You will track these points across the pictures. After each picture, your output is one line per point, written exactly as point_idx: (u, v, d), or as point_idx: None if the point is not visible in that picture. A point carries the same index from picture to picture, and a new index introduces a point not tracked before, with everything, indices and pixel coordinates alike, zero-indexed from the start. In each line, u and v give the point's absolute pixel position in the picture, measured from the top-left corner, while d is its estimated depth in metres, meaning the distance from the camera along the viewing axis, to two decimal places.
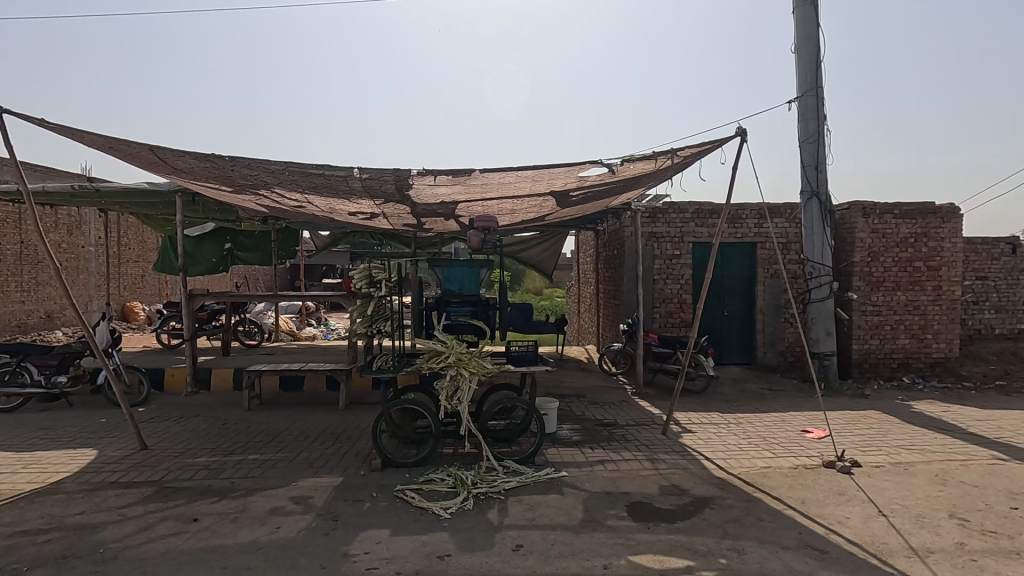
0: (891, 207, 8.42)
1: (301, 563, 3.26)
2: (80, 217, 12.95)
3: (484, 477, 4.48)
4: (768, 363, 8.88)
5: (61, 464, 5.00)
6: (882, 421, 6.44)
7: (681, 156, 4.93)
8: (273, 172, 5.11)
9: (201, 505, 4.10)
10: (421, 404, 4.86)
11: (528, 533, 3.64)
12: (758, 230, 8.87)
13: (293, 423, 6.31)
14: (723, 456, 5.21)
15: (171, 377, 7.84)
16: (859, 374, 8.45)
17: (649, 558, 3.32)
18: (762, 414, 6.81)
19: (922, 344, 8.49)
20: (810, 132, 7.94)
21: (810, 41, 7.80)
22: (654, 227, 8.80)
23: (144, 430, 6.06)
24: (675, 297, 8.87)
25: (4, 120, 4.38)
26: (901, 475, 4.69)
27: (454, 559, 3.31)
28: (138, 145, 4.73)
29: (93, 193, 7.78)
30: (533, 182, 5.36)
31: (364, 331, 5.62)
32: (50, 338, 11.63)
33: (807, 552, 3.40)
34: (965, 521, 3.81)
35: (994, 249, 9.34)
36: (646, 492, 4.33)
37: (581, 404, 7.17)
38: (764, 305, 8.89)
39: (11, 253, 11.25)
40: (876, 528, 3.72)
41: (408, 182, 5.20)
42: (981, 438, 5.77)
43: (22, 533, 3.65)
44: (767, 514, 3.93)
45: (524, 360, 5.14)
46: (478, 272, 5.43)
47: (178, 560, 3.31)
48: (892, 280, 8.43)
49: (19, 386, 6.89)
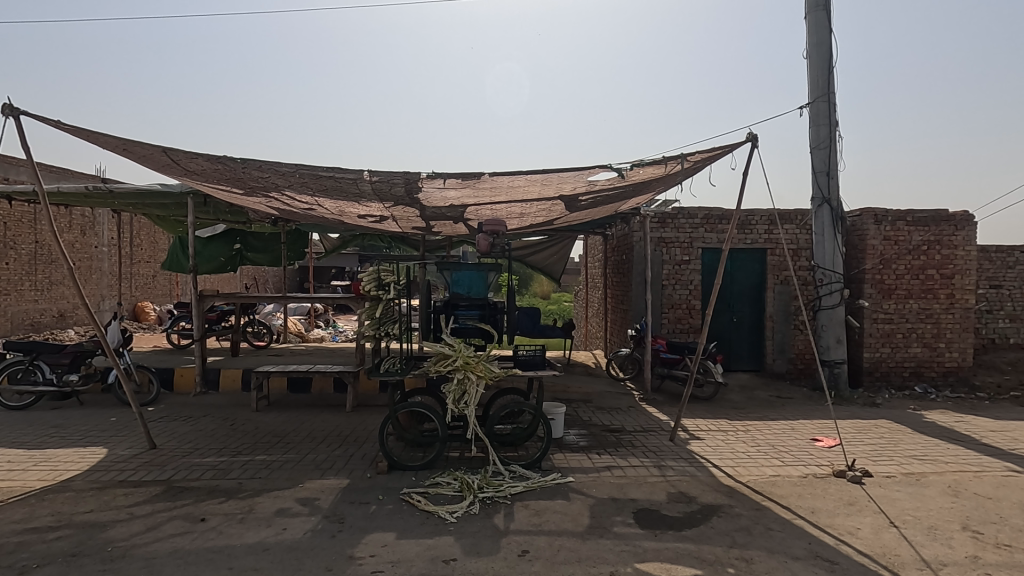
0: (903, 215, 8.34)
1: (307, 565, 3.26)
2: (94, 217, 13.09)
3: (490, 481, 4.47)
4: (778, 370, 8.80)
5: (71, 463, 5.03)
6: (894, 430, 6.36)
7: (691, 161, 4.89)
8: (284, 174, 5.13)
9: (208, 505, 4.11)
10: (428, 407, 4.85)
11: (534, 539, 3.62)
12: (769, 237, 8.81)
13: (301, 425, 6.34)
14: (731, 464, 5.16)
15: (181, 377, 7.91)
16: (870, 383, 8.37)
17: (656, 567, 3.28)
18: (771, 422, 6.75)
19: (934, 353, 8.40)
20: (821, 138, 7.88)
21: (822, 47, 7.74)
22: (662, 231, 8.80)
23: (153, 429, 6.10)
24: (684, 303, 8.83)
25: (20, 121, 4.42)
26: (913, 485, 4.63)
27: (459, 563, 3.30)
28: (152, 146, 4.75)
29: (107, 194, 7.86)
30: (542, 186, 5.29)
31: (372, 334, 5.66)
32: (62, 337, 11.70)
33: (816, 563, 3.36)
34: (979, 534, 3.75)
35: (1009, 258, 9.25)
36: (653, 498, 4.30)
37: (589, 409, 7.15)
38: (774, 312, 8.83)
39: (26, 252, 11.41)
40: (887, 539, 3.66)
41: (418, 185, 5.17)
42: (995, 449, 5.69)
43: (31, 531, 3.67)
44: (775, 524, 3.88)
45: (531, 364, 5.06)
46: (484, 276, 5.32)
47: (184, 560, 3.31)
48: (903, 289, 8.36)
49: (30, 384, 6.96)
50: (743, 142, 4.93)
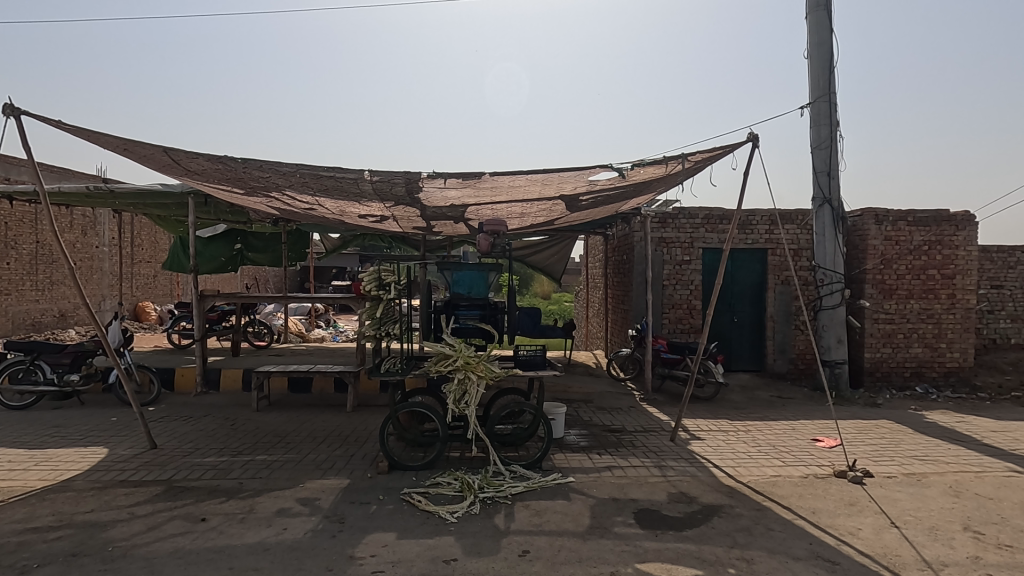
0: (905, 215, 8.33)
1: (308, 565, 3.25)
2: (95, 217, 13.09)
3: (490, 481, 4.47)
4: (778, 370, 8.79)
5: (71, 462, 5.03)
6: (895, 431, 6.35)
7: (692, 161, 4.89)
8: (284, 174, 5.13)
9: (208, 505, 4.11)
10: (429, 407, 4.85)
11: (534, 539, 3.61)
12: (770, 237, 8.80)
13: (301, 425, 6.34)
14: (731, 464, 5.16)
15: (182, 377, 7.91)
16: (871, 383, 8.36)
17: (657, 567, 3.28)
18: (772, 422, 6.75)
19: (936, 353, 8.39)
20: (821, 138, 7.88)
21: (823, 47, 7.73)
22: (663, 231, 8.79)
23: (154, 429, 6.10)
24: (684, 303, 8.82)
25: (21, 120, 4.42)
26: (913, 486, 4.62)
27: (460, 563, 3.30)
28: (153, 146, 4.76)
29: (108, 194, 7.86)
30: (542, 186, 5.29)
31: (372, 334, 5.66)
32: (63, 337, 11.71)
33: (817, 563, 3.36)
34: (980, 534, 3.74)
35: (1010, 258, 9.24)
36: (653, 499, 4.30)
37: (590, 409, 7.13)
38: (775, 312, 8.82)
39: (27, 252, 11.42)
40: (888, 540, 3.66)
41: (419, 185, 5.16)
42: (996, 449, 5.68)
43: (32, 531, 3.67)
44: (776, 524, 3.88)
45: (532, 364, 5.05)
46: (485, 276, 5.31)
47: (185, 560, 3.31)
48: (905, 289, 8.35)
49: (31, 384, 6.96)
50: (744, 142, 4.93)
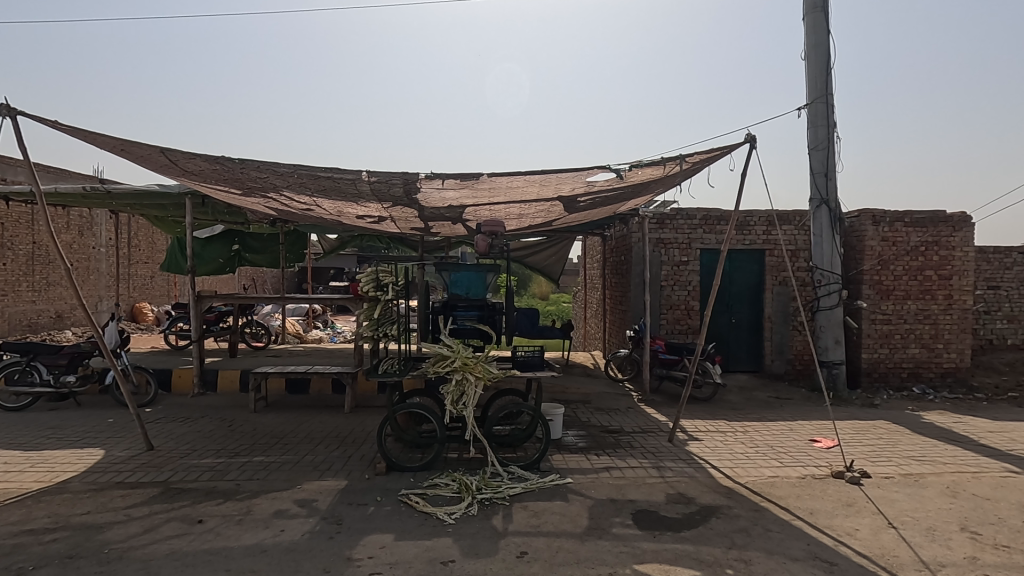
0: (902, 216, 8.35)
1: (305, 567, 3.25)
2: (91, 218, 13.06)
3: (488, 482, 4.46)
4: (776, 371, 8.79)
5: (68, 464, 5.01)
6: (892, 431, 6.36)
7: (690, 162, 4.89)
8: (282, 175, 5.12)
9: (205, 506, 4.10)
10: (427, 408, 4.84)
11: (532, 540, 3.60)
12: (767, 238, 8.83)
13: (299, 426, 6.33)
14: (729, 465, 5.16)
15: (178, 377, 7.89)
16: (868, 383, 8.38)
17: (655, 567, 3.29)
18: (769, 422, 6.76)
19: (933, 353, 8.41)
20: (819, 140, 7.90)
21: (821, 48, 7.75)
22: (661, 233, 8.80)
23: (151, 430, 6.08)
24: (682, 304, 8.83)
25: (17, 119, 4.40)
26: (911, 486, 4.63)
27: (458, 565, 3.29)
28: (150, 146, 4.74)
29: (105, 194, 7.84)
30: (540, 186, 5.28)
31: (371, 335, 5.63)
32: (59, 338, 11.67)
33: (816, 564, 3.36)
34: (977, 535, 3.75)
35: (1007, 258, 9.27)
36: (652, 499, 4.30)
37: (587, 410, 7.13)
38: (773, 313, 8.84)
39: (23, 253, 11.38)
40: (886, 540, 3.66)
41: (417, 185, 5.15)
42: (993, 449, 5.70)
43: (28, 533, 3.66)
44: (775, 524, 3.88)
45: (530, 365, 5.04)
46: (483, 277, 5.31)
47: (181, 562, 3.30)
48: (902, 289, 8.36)
49: (27, 385, 6.93)
50: (742, 143, 4.93)
